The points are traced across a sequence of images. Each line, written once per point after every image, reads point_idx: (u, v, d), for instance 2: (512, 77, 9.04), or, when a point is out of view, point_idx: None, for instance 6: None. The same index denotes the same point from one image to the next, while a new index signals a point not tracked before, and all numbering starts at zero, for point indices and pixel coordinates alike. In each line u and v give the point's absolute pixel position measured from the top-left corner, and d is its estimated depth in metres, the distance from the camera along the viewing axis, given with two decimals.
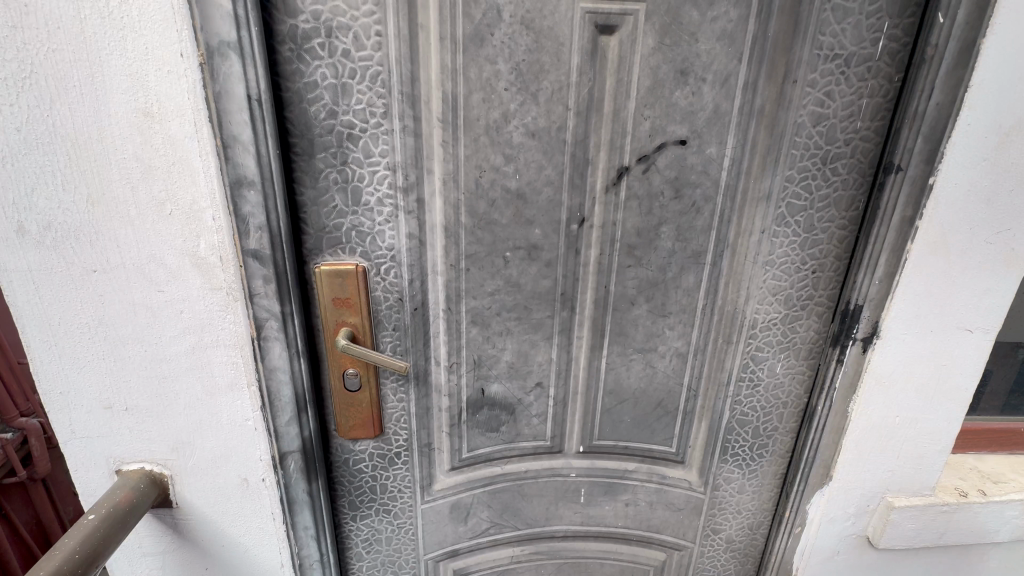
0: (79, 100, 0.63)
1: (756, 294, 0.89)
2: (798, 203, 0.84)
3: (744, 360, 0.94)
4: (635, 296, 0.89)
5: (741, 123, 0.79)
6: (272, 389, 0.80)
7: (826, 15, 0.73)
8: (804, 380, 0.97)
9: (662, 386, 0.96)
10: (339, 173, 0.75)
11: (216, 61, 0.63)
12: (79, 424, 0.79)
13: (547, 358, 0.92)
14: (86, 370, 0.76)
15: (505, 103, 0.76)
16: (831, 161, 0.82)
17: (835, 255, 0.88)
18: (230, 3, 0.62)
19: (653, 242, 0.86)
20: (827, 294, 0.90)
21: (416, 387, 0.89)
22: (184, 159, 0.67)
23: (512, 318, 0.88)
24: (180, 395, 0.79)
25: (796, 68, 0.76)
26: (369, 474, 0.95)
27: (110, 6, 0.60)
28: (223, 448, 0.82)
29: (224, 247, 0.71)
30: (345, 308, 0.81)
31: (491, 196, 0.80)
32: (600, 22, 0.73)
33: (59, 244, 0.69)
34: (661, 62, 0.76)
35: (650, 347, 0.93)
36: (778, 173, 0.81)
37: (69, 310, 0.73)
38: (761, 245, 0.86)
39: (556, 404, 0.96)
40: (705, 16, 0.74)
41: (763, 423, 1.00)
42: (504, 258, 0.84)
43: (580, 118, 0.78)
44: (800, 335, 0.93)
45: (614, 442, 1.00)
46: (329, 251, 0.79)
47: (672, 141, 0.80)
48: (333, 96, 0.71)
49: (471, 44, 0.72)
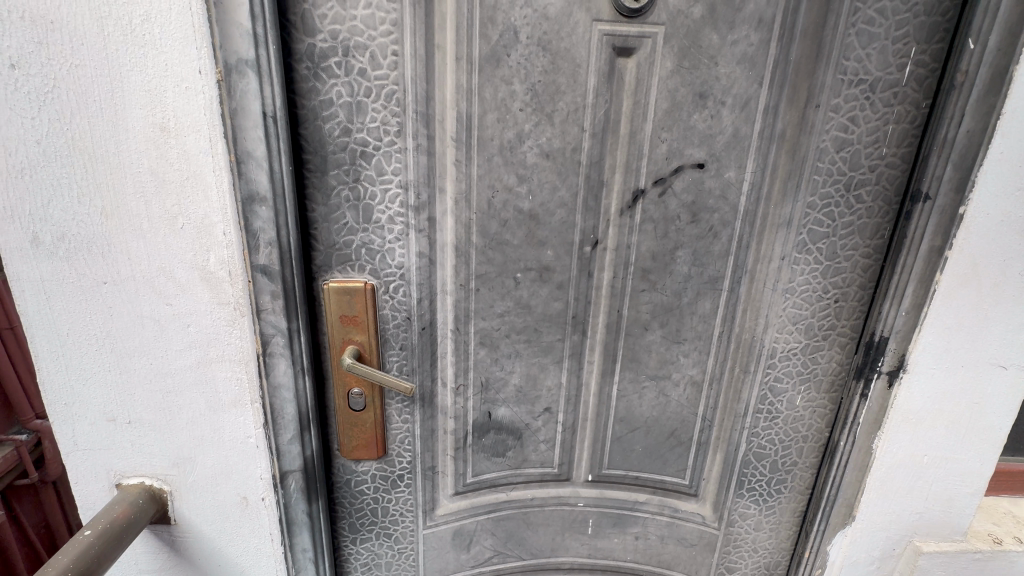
0: (98, 113, 0.64)
1: (775, 322, 0.86)
2: (820, 230, 0.81)
3: (762, 391, 0.90)
4: (648, 321, 0.87)
5: (761, 147, 0.77)
6: (275, 407, 0.79)
7: (850, 40, 0.72)
8: (825, 415, 0.93)
9: (676, 416, 0.93)
10: (351, 191, 0.75)
11: (233, 78, 0.64)
12: (82, 436, 0.78)
13: (557, 382, 0.90)
14: (92, 382, 0.76)
15: (520, 123, 0.75)
16: (855, 188, 0.79)
17: (859, 284, 0.85)
18: (250, 23, 0.62)
19: (668, 266, 0.83)
20: (849, 324, 0.87)
21: (422, 408, 0.87)
22: (197, 174, 0.67)
23: (521, 340, 0.86)
24: (183, 410, 0.78)
25: (819, 92, 0.74)
26: (370, 496, 0.92)
27: (133, 23, 0.61)
28: (224, 465, 0.81)
29: (234, 262, 0.71)
30: (351, 326, 0.80)
31: (503, 217, 0.79)
32: (617, 44, 0.73)
33: (72, 255, 0.69)
34: (680, 85, 0.75)
35: (663, 374, 0.90)
36: (799, 199, 0.79)
37: (78, 321, 0.72)
38: (781, 272, 0.83)
39: (565, 431, 0.93)
40: (725, 39, 0.73)
41: (781, 457, 0.95)
42: (515, 279, 0.83)
43: (595, 139, 0.77)
44: (822, 366, 0.90)
45: (624, 472, 0.96)
46: (339, 267, 0.78)
47: (690, 164, 0.78)
48: (348, 114, 0.71)
49: (487, 65, 0.72)
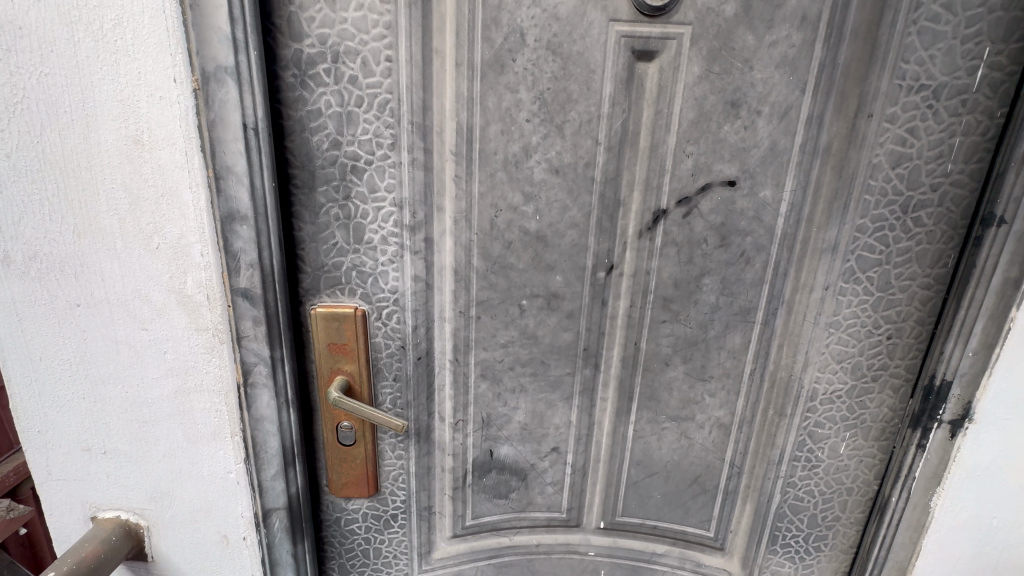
0: (69, 125, 0.59)
1: (816, 361, 0.75)
2: (872, 257, 0.71)
3: (801, 437, 0.79)
4: (669, 356, 0.77)
5: (803, 162, 0.68)
6: (257, 441, 0.73)
7: (911, 40, 0.62)
8: (873, 465, 0.82)
9: (700, 461, 0.83)
10: (341, 209, 0.68)
11: (211, 86, 0.58)
12: (56, 465, 0.74)
13: (566, 421, 0.81)
14: (66, 410, 0.71)
15: (527, 135, 0.67)
16: (913, 209, 0.69)
17: (916, 319, 0.74)
18: (229, 26, 0.57)
19: (692, 295, 0.74)
20: (904, 364, 0.76)
21: (417, 444, 0.80)
22: (173, 191, 0.62)
23: (526, 373, 0.78)
24: (160, 442, 0.73)
25: (872, 100, 0.64)
26: (362, 536, 0.85)
27: (105, 29, 0.56)
28: (203, 501, 0.75)
29: (212, 286, 0.65)
30: (340, 355, 0.73)
31: (507, 238, 0.72)
32: (637, 47, 0.65)
33: (43, 276, 0.65)
34: (708, 92, 0.66)
35: (686, 415, 0.80)
36: (847, 221, 0.69)
37: (51, 346, 0.68)
38: (825, 304, 0.72)
39: (575, 473, 0.84)
40: (762, 40, 0.64)
41: (821, 511, 0.84)
42: (520, 306, 0.75)
43: (611, 153, 0.69)
44: (870, 411, 0.79)
45: (641, 520, 0.87)
46: (327, 291, 0.72)
47: (719, 182, 0.69)
48: (338, 125, 0.65)
49: (490, 71, 0.65)
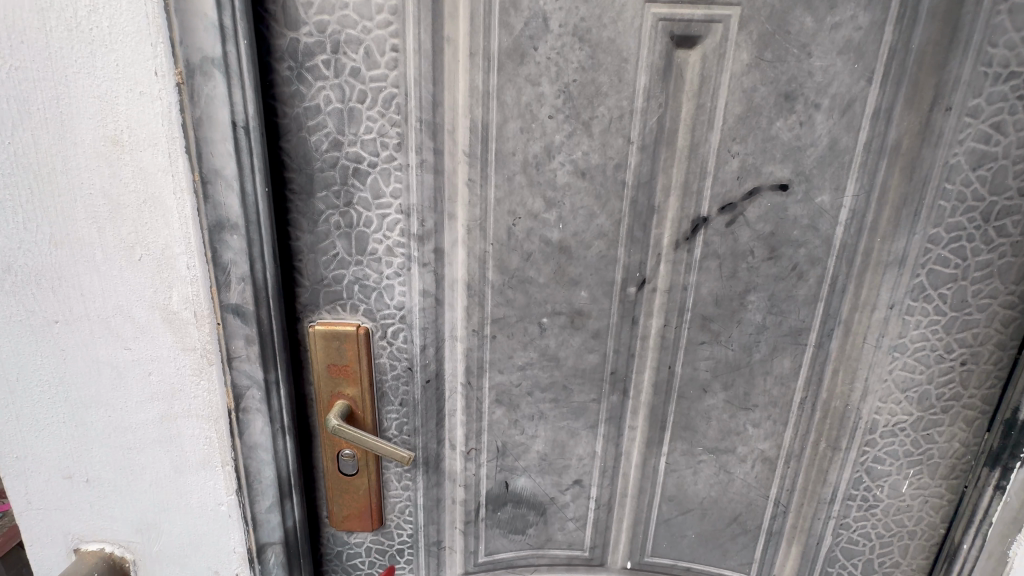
0: (42, 124, 0.53)
1: (878, 389, 0.66)
2: (946, 271, 0.61)
3: (857, 474, 0.70)
4: (708, 381, 0.69)
5: (867, 163, 0.59)
6: (250, 472, 0.66)
7: (1000, 19, 0.53)
8: (940, 507, 0.72)
9: (740, 498, 0.74)
10: (342, 216, 0.62)
11: (197, 80, 0.52)
12: (36, 494, 0.68)
13: (590, 451, 0.73)
14: (45, 434, 0.65)
15: (549, 134, 0.60)
16: (997, 217, 0.60)
17: (997, 343, 0.64)
18: (216, 12, 0.51)
19: (735, 313, 0.66)
20: (981, 394, 0.66)
21: (425, 475, 0.73)
22: (156, 197, 0.55)
23: (546, 399, 0.70)
24: (146, 470, 0.66)
25: (951, 90, 0.55)
26: (366, 572, 0.78)
27: (79, 16, 0.51)
28: (193, 535, 0.69)
29: (200, 302, 0.59)
30: (341, 377, 0.66)
31: (526, 249, 0.64)
32: (676, 32, 0.57)
33: (18, 290, 0.59)
34: (758, 83, 0.58)
35: (725, 447, 0.71)
36: (918, 230, 0.60)
37: (28, 365, 0.62)
38: (889, 324, 0.63)
39: (599, 508, 0.76)
40: (823, 22, 0.55)
41: (878, 556, 0.74)
42: (540, 325, 0.67)
43: (645, 153, 0.61)
44: (939, 446, 0.69)
45: (673, 561, 0.78)
46: (327, 306, 0.65)
47: (769, 185, 0.61)
48: (338, 123, 0.59)
49: (509, 61, 0.58)
